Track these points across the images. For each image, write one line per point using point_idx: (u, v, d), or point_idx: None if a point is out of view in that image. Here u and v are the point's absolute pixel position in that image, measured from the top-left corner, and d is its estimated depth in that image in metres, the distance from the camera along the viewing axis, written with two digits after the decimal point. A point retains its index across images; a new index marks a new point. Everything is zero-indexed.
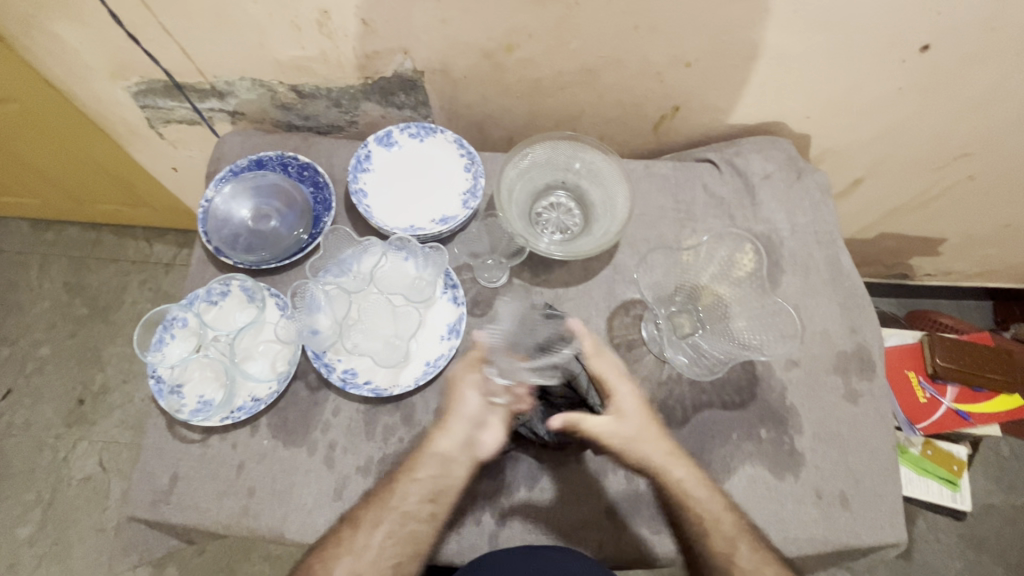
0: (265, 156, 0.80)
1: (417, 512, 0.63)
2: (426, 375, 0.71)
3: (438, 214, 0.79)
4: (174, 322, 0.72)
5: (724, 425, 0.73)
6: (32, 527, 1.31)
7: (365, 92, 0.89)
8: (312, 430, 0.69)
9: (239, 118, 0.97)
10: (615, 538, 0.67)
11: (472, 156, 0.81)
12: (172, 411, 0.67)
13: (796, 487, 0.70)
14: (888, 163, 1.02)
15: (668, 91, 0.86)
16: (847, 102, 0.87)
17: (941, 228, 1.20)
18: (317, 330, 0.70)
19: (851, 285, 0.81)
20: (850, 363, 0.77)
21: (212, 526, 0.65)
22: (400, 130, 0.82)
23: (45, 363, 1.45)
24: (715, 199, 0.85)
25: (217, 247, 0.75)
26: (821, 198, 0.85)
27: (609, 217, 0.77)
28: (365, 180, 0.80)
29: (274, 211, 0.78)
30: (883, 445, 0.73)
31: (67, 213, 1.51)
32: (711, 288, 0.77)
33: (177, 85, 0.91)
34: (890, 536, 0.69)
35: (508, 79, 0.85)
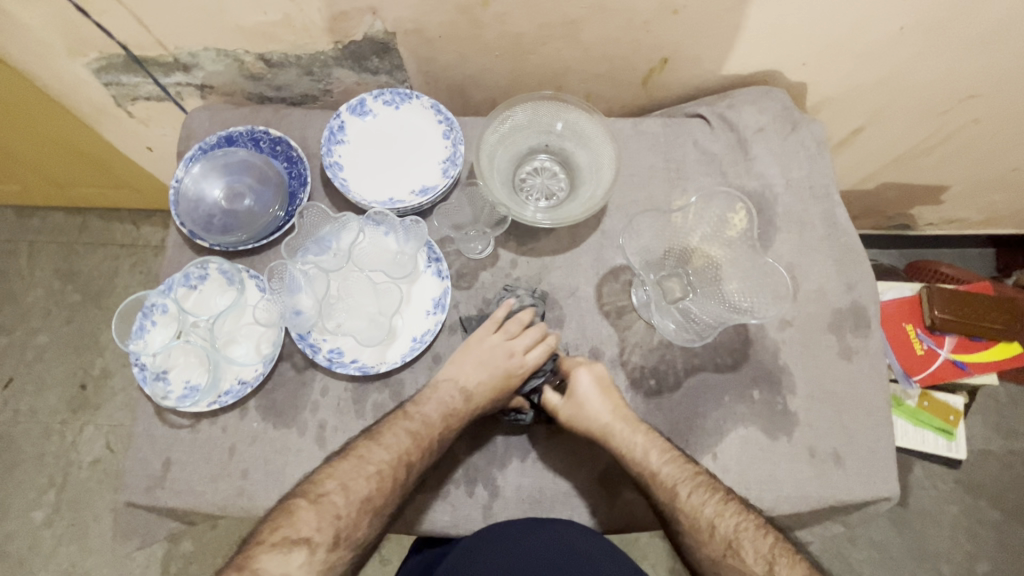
0: (235, 131, 0.76)
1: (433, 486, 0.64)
2: (413, 351, 0.70)
3: (418, 185, 0.76)
4: (154, 309, 0.70)
5: (717, 388, 0.72)
6: (47, 509, 1.34)
7: (336, 57, 0.85)
8: (302, 410, 0.68)
9: (208, 92, 0.93)
10: (608, 504, 0.68)
11: (451, 122, 0.78)
12: (158, 398, 0.67)
13: (789, 446, 0.70)
14: (890, 109, 0.97)
15: (656, 42, 0.81)
16: (847, 44, 0.82)
17: (944, 175, 1.17)
18: (300, 310, 0.69)
19: (848, 240, 0.78)
20: (845, 320, 0.75)
21: (209, 508, 0.65)
22: (373, 97, 0.78)
23: (44, 350, 1.46)
24: (706, 156, 0.82)
25: (191, 229, 0.73)
26: (818, 150, 0.82)
27: (595, 180, 0.74)
28: (340, 151, 0.77)
29: (248, 189, 0.75)
30: (878, 401, 0.73)
31: (49, 198, 1.48)
32: (702, 249, 0.76)
33: (138, 59, 0.86)
34: (883, 490, 0.69)
35: (486, 36, 0.80)
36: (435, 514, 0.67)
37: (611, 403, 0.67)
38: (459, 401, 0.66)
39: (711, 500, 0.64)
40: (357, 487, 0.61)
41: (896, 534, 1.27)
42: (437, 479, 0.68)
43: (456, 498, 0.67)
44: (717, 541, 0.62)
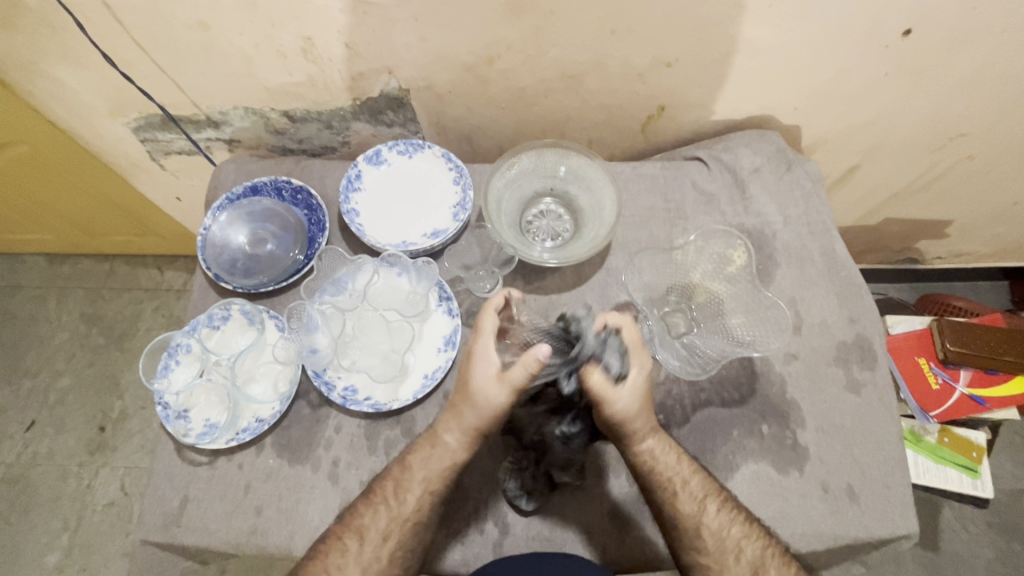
0: (259, 182, 0.82)
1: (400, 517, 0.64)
2: (424, 388, 0.71)
3: (430, 228, 0.80)
4: (179, 349, 0.74)
5: (724, 423, 0.72)
6: (60, 554, 1.34)
7: (354, 112, 0.91)
8: (316, 447, 0.70)
9: (235, 146, 1.00)
10: (619, 541, 0.67)
11: (461, 170, 0.83)
12: (179, 435, 0.69)
13: (800, 482, 0.70)
14: (883, 148, 1.01)
15: (652, 91, 0.87)
16: (836, 90, 0.87)
17: (944, 210, 1.19)
18: (316, 349, 0.72)
19: (847, 275, 0.80)
20: (851, 353, 0.76)
21: (223, 546, 0.66)
22: (388, 148, 0.83)
23: (66, 393, 1.50)
24: (706, 196, 0.85)
25: (216, 273, 0.77)
26: (813, 188, 0.85)
27: (598, 221, 0.78)
28: (357, 199, 0.81)
29: (270, 235, 0.80)
30: (890, 434, 0.72)
31: (80, 246, 1.56)
32: (703, 285, 0.78)
33: (173, 118, 0.94)
34: (900, 527, 0.68)
35: (492, 90, 0.87)
36: (444, 553, 0.67)
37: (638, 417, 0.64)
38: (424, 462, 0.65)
39: (723, 539, 0.64)
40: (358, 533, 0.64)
41: None
42: (446, 517, 0.68)
43: (467, 537, 0.67)
44: (738, 557, 0.63)
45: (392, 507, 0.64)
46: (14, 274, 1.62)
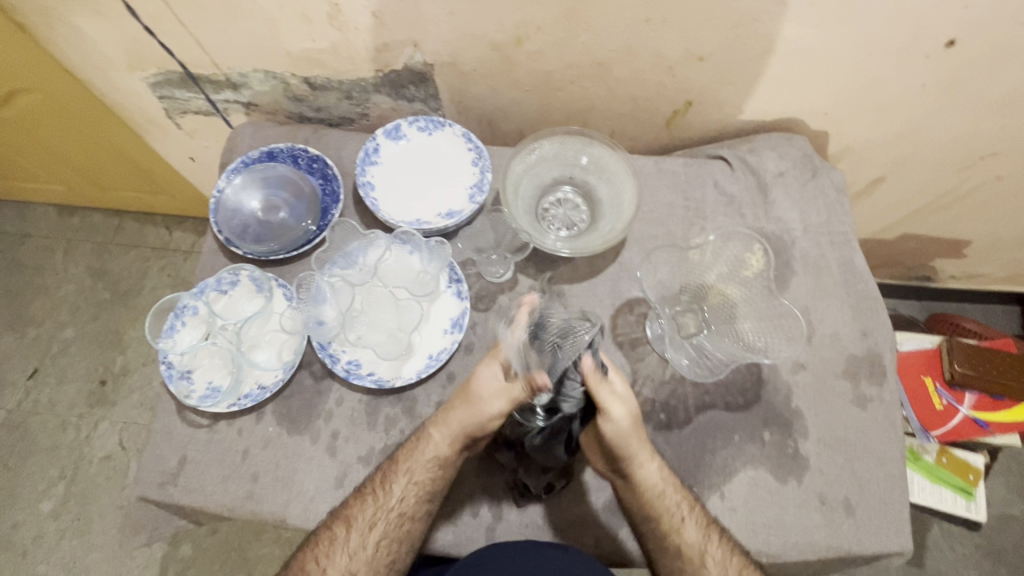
0: (275, 148, 0.81)
1: (413, 502, 0.65)
2: (428, 368, 0.71)
3: (445, 208, 0.79)
4: (185, 311, 0.73)
5: (726, 427, 0.72)
6: (55, 502, 1.36)
7: (375, 84, 0.90)
8: (316, 419, 0.70)
9: (253, 110, 0.99)
10: (611, 536, 0.67)
11: (480, 151, 0.81)
12: (181, 396, 0.69)
13: (798, 491, 0.69)
14: (911, 161, 0.99)
15: (680, 85, 0.85)
16: (868, 98, 0.85)
17: (963, 229, 1.17)
18: (322, 320, 0.71)
19: (864, 288, 0.78)
20: (860, 367, 0.75)
21: (219, 509, 0.67)
22: (408, 123, 0.82)
23: (69, 344, 1.50)
24: (727, 197, 0.84)
25: (227, 237, 0.76)
26: (837, 197, 0.83)
27: (616, 213, 0.77)
28: (373, 172, 0.80)
29: (283, 202, 0.79)
30: (892, 451, 0.71)
31: (91, 199, 1.56)
32: (717, 287, 0.77)
33: (193, 76, 0.92)
34: (894, 544, 0.68)
35: (517, 72, 0.85)
36: (437, 533, 0.67)
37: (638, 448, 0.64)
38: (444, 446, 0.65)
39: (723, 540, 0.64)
40: (368, 516, 0.64)
41: None
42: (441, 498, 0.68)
43: (462, 523, 0.67)
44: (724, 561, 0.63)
45: (410, 481, 0.65)
46: (24, 222, 1.62)
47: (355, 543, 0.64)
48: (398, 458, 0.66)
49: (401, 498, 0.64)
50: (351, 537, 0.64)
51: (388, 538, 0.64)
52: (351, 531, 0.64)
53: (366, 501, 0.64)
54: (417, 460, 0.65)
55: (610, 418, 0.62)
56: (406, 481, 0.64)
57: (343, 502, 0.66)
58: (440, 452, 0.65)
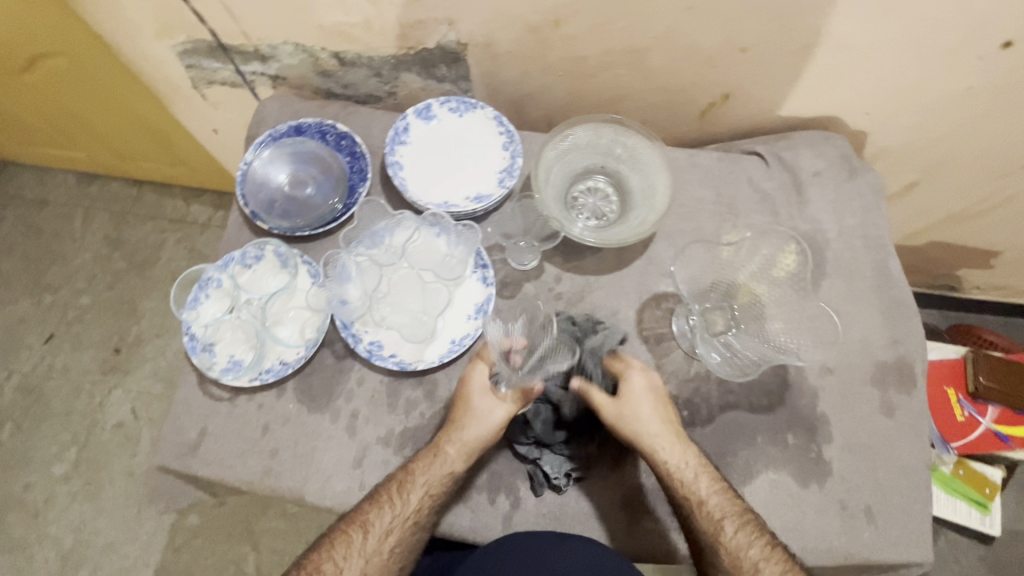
0: (304, 122, 0.79)
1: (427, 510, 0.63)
2: (450, 353, 0.70)
3: (474, 192, 0.77)
4: (210, 283, 0.73)
5: (749, 427, 0.71)
6: (67, 466, 1.38)
7: (406, 62, 0.88)
8: (336, 398, 0.70)
9: (280, 83, 0.97)
10: (629, 530, 0.67)
11: (512, 135, 0.79)
12: (203, 368, 0.69)
13: (819, 496, 0.68)
14: (949, 166, 0.96)
15: (718, 77, 0.83)
16: (911, 99, 0.83)
17: (995, 239, 1.14)
18: (346, 300, 0.71)
19: (897, 294, 0.77)
20: (889, 374, 0.73)
21: (236, 482, 0.67)
22: (440, 103, 0.80)
23: (85, 311, 1.51)
24: (760, 194, 0.82)
25: (253, 211, 0.75)
26: (874, 200, 0.81)
27: (648, 206, 0.75)
28: (402, 151, 0.79)
29: (311, 179, 0.78)
30: (917, 461, 0.70)
31: (111, 168, 1.55)
32: (747, 286, 0.75)
33: (222, 47, 0.91)
34: (915, 554, 0.67)
35: (552, 56, 0.83)
36: (453, 517, 0.67)
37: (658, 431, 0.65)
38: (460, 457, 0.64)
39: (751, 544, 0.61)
40: (382, 522, 0.62)
41: None
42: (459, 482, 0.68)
43: (479, 509, 0.67)
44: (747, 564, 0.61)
45: (425, 490, 0.63)
46: (44, 188, 1.62)
47: (371, 549, 0.62)
48: (411, 469, 0.64)
49: (417, 508, 0.63)
50: (364, 542, 0.62)
51: (399, 545, 0.63)
52: (364, 536, 0.62)
53: (382, 506, 0.63)
54: (432, 471, 0.63)
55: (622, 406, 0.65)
56: (421, 490, 0.63)
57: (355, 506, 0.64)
58: (456, 467, 0.64)
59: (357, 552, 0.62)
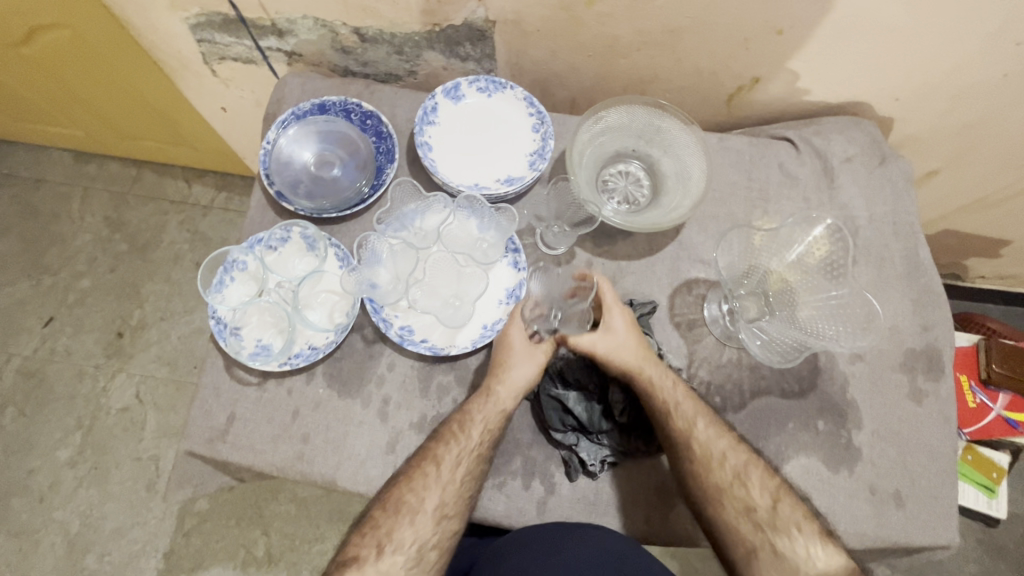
0: (328, 100, 0.77)
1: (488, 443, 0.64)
2: (483, 338, 0.70)
3: (504, 174, 0.76)
4: (234, 265, 0.70)
5: (779, 413, 0.71)
6: (72, 451, 1.36)
7: (430, 39, 0.86)
8: (367, 383, 0.69)
9: (296, 60, 0.94)
10: (662, 515, 0.67)
11: (542, 117, 0.78)
12: (231, 352, 0.67)
13: (849, 481, 0.69)
14: (972, 154, 0.96)
15: (751, 60, 0.82)
16: (943, 85, 0.82)
17: (1010, 228, 1.15)
18: (377, 284, 0.69)
19: (926, 281, 0.77)
20: (917, 361, 0.74)
21: (267, 467, 0.66)
22: (468, 83, 0.78)
23: (86, 294, 1.48)
24: (791, 180, 0.81)
25: (277, 190, 0.73)
26: (904, 186, 0.81)
27: (681, 191, 0.74)
28: (431, 131, 0.76)
29: (337, 158, 0.75)
30: (944, 447, 0.71)
31: (110, 147, 1.51)
32: (779, 274, 0.76)
33: (237, 20, 0.88)
34: (941, 537, 0.68)
35: (583, 35, 0.81)
36: (487, 503, 0.66)
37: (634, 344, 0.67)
38: (511, 390, 0.65)
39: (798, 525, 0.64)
40: (450, 455, 0.63)
41: None
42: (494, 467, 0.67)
43: (513, 493, 0.67)
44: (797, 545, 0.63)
45: (485, 421, 0.64)
46: (39, 167, 1.57)
47: (446, 477, 0.63)
48: (468, 405, 0.65)
49: (480, 441, 0.64)
50: (438, 476, 0.63)
51: (469, 476, 0.64)
52: (437, 468, 0.63)
53: (449, 441, 0.64)
54: (486, 405, 0.65)
55: (610, 329, 0.66)
56: (480, 425, 0.64)
57: (423, 444, 0.65)
58: (505, 404, 0.65)
59: (434, 480, 0.63)
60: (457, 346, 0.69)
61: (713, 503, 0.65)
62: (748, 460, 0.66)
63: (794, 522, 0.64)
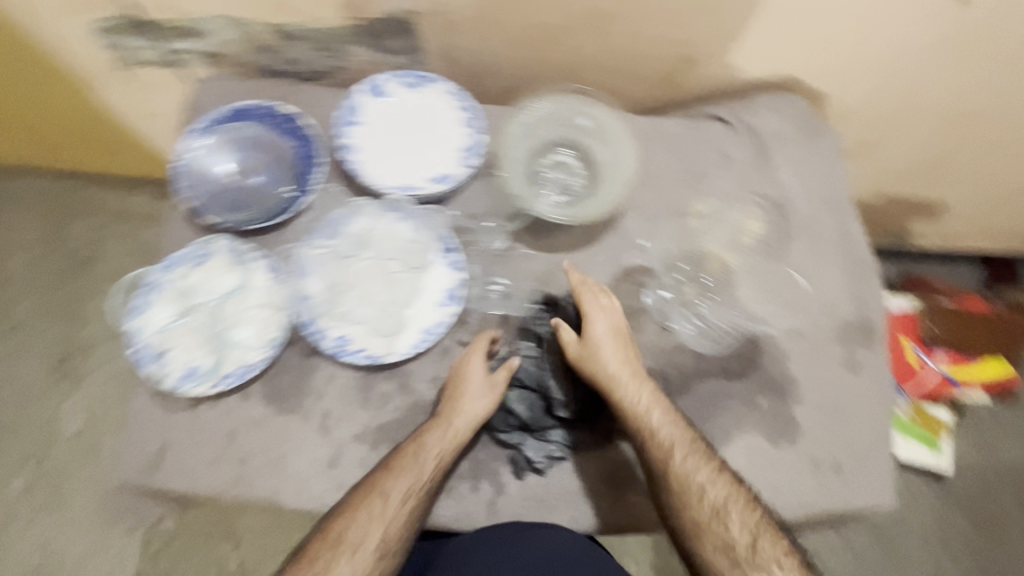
0: (247, 104, 0.72)
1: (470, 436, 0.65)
2: (423, 344, 0.68)
3: (436, 171, 0.73)
4: (157, 287, 0.68)
5: (722, 394, 0.72)
6: (26, 482, 1.31)
7: (353, 34, 0.82)
8: (306, 398, 0.67)
9: (216, 62, 0.89)
10: (610, 504, 0.67)
11: (473, 109, 0.74)
12: (159, 378, 0.65)
13: (791, 454, 0.71)
14: (906, 122, 0.98)
15: (682, 40, 0.80)
16: (870, 56, 0.82)
17: (948, 192, 1.18)
18: (307, 296, 0.68)
19: (859, 254, 0.78)
20: (853, 333, 0.75)
21: (207, 492, 0.64)
22: (393, 77, 0.75)
23: (26, 318, 1.41)
24: (727, 160, 0.81)
25: (199, 206, 0.70)
26: (835, 161, 0.82)
27: (614, 179, 0.73)
28: (355, 132, 0.73)
29: (259, 166, 0.72)
30: (880, 414, 0.73)
31: (35, 161, 1.42)
32: (716, 255, 0.76)
33: (145, 23, 0.82)
34: (879, 501, 0.70)
35: (510, 22, 0.78)
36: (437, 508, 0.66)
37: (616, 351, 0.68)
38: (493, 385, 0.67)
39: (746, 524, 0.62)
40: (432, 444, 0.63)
41: None
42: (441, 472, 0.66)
43: (462, 497, 0.67)
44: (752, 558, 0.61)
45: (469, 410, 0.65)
46: None
47: (426, 467, 0.63)
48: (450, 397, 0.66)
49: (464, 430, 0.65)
50: (417, 465, 0.62)
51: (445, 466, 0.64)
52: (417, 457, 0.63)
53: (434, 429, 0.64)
54: (469, 397, 0.66)
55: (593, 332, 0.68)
56: (464, 416, 0.65)
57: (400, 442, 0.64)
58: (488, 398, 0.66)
59: (411, 470, 0.62)
60: (396, 352, 0.68)
61: (675, 512, 0.63)
62: (715, 471, 0.64)
63: (751, 525, 0.61)
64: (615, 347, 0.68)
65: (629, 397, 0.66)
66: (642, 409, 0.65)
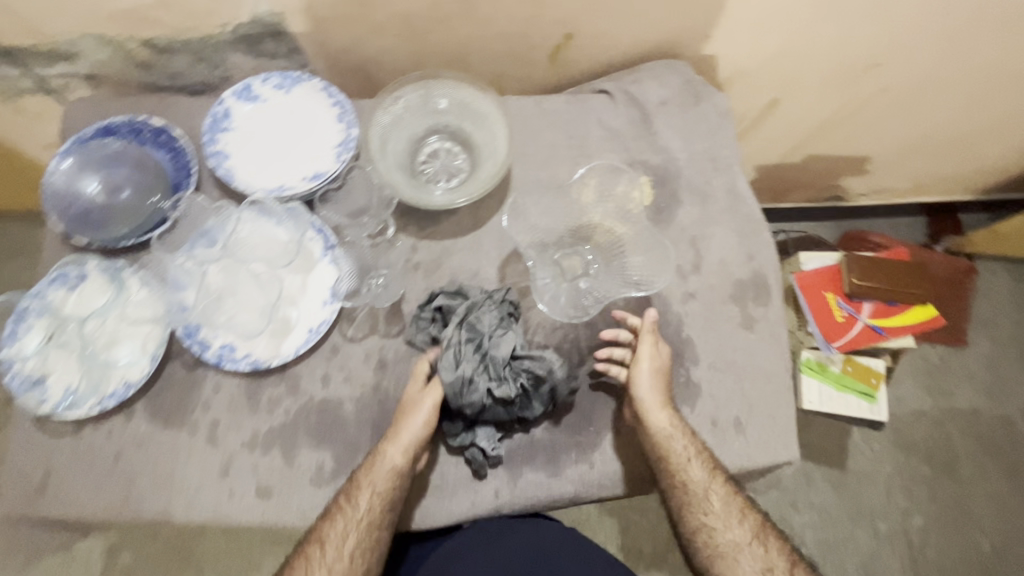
0: (113, 122, 0.73)
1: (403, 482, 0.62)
2: (307, 342, 0.68)
3: (311, 170, 0.73)
4: (29, 314, 0.67)
5: (618, 365, 0.72)
6: None
7: (226, 42, 0.81)
8: (192, 410, 0.66)
9: (97, 83, 0.88)
10: (511, 485, 0.67)
11: (345, 106, 0.75)
12: (34, 405, 0.63)
13: (691, 417, 0.71)
14: (803, 79, 0.98)
15: (554, 17, 0.80)
16: (745, 16, 0.82)
17: (864, 145, 1.19)
18: (186, 306, 0.67)
19: (748, 212, 0.78)
20: (747, 290, 0.76)
21: (95, 517, 0.63)
22: (261, 81, 0.75)
23: None
24: (612, 133, 0.81)
25: (68, 228, 0.69)
26: (719, 122, 0.82)
27: (492, 159, 0.72)
28: (226, 139, 0.73)
29: (126, 180, 0.70)
30: (779, 368, 0.73)
31: None
32: (604, 226, 0.75)
33: (13, 51, 0.81)
34: (782, 454, 0.70)
35: (377, 15, 0.78)
36: None
37: (659, 384, 0.68)
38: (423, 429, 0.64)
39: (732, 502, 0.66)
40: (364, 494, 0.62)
41: (836, 498, 1.31)
42: (335, 471, 0.65)
43: None
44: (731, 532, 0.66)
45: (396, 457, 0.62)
46: None
47: (357, 516, 0.61)
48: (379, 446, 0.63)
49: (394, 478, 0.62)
50: (350, 514, 0.61)
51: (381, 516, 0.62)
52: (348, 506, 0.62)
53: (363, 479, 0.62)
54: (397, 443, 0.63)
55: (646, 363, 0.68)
56: (391, 463, 0.62)
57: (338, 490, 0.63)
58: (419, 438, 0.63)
59: (345, 520, 0.61)
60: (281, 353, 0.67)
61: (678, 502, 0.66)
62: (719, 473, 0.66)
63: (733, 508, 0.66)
64: (655, 382, 0.68)
65: (671, 430, 0.66)
66: (673, 437, 0.66)
